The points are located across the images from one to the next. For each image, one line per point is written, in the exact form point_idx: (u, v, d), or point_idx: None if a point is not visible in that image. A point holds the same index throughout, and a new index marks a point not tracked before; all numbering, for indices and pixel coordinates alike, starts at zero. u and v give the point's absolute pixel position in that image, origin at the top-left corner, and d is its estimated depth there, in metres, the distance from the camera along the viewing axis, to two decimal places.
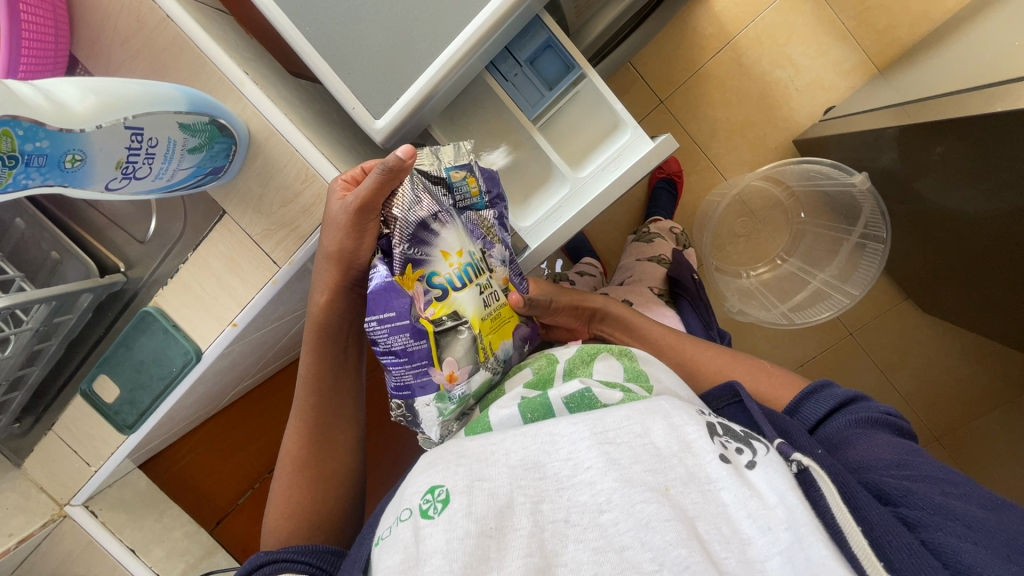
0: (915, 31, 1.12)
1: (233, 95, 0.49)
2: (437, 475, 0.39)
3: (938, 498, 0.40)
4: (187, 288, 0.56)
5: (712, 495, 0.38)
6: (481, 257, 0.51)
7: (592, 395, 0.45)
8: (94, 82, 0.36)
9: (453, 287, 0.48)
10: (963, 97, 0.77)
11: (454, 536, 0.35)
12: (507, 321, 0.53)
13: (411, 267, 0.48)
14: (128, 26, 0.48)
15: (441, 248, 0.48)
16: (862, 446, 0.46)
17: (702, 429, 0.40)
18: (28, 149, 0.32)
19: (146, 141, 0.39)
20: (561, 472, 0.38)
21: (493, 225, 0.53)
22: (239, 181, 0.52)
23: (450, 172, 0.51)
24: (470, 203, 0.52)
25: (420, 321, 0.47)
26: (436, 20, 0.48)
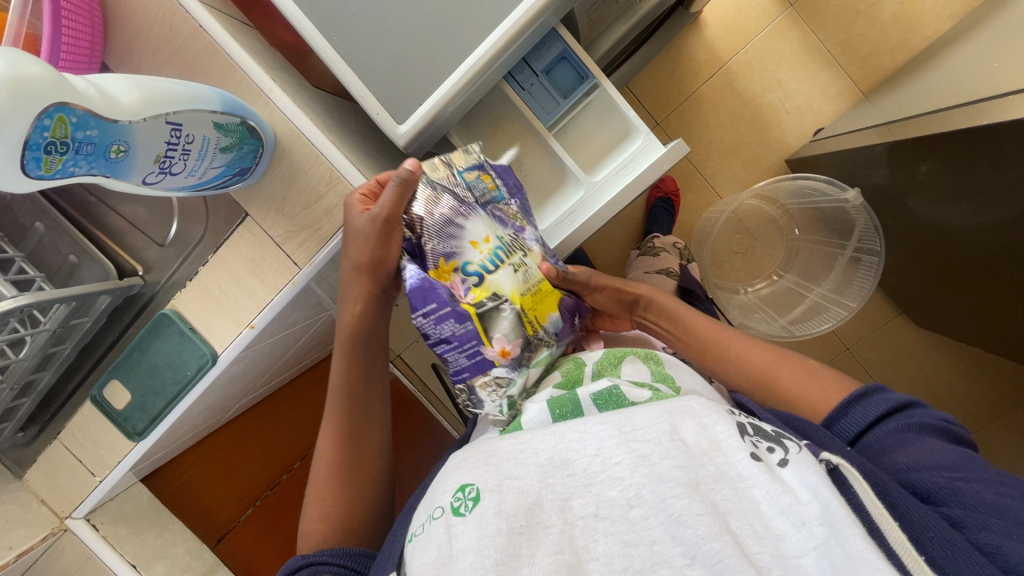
0: (896, 59, 1.19)
1: (261, 100, 0.50)
2: (466, 474, 0.39)
3: (988, 497, 0.40)
4: (205, 291, 0.57)
5: (744, 492, 0.37)
6: (516, 238, 0.52)
7: (620, 392, 0.46)
8: (140, 79, 0.37)
9: (488, 271, 0.50)
10: (948, 115, 0.81)
11: (485, 533, 0.35)
12: (549, 293, 0.53)
13: (445, 261, 0.51)
14: (161, 36, 0.50)
15: (469, 239, 0.51)
16: (910, 450, 0.46)
17: (732, 429, 0.40)
18: (79, 136, 0.33)
19: (184, 137, 0.40)
20: (589, 468, 0.38)
21: (519, 213, 0.54)
22: (262, 184, 0.53)
23: (464, 172, 0.52)
24: (491, 197, 0.53)
25: (462, 305, 0.49)
26: (460, 31, 0.50)
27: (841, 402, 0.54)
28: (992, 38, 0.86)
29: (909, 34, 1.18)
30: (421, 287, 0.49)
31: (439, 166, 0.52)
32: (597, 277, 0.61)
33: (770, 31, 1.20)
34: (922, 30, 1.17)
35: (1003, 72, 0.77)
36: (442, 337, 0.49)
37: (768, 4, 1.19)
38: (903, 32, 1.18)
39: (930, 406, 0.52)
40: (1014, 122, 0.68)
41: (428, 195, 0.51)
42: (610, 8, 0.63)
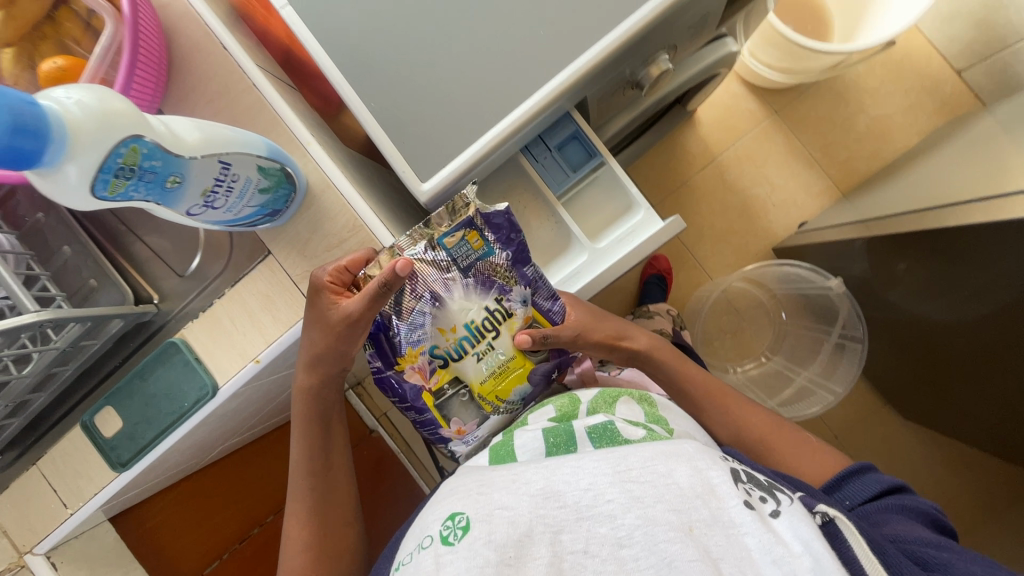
0: (871, 165, 1.31)
1: (299, 152, 0.55)
2: (457, 505, 0.40)
3: (980, 574, 0.40)
4: (217, 323, 0.58)
5: (736, 538, 0.37)
6: (490, 314, 0.57)
7: (614, 428, 0.48)
8: (204, 123, 0.41)
9: (452, 358, 0.58)
10: (920, 215, 0.89)
11: (473, 563, 0.35)
12: (515, 371, 0.59)
13: (411, 349, 0.56)
14: (217, 90, 0.56)
15: (437, 327, 0.56)
16: (903, 524, 0.47)
17: (726, 476, 0.41)
18: (146, 165, 0.36)
19: (231, 176, 0.44)
20: (580, 501, 0.39)
21: (507, 266, 0.55)
22: (289, 226, 0.57)
23: (447, 237, 0.53)
24: (478, 254, 0.55)
25: (424, 393, 0.58)
26: (486, 108, 0.56)
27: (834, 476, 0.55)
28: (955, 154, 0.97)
29: (882, 146, 1.31)
30: (386, 377, 0.57)
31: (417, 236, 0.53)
32: (584, 335, 0.60)
33: (758, 133, 1.32)
34: (893, 143, 1.31)
35: (965, 184, 0.86)
36: (409, 412, 0.59)
37: (755, 110, 1.32)
38: (876, 143, 1.31)
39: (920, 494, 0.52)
40: (977, 225, 0.75)
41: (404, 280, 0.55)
42: (618, 101, 0.71)
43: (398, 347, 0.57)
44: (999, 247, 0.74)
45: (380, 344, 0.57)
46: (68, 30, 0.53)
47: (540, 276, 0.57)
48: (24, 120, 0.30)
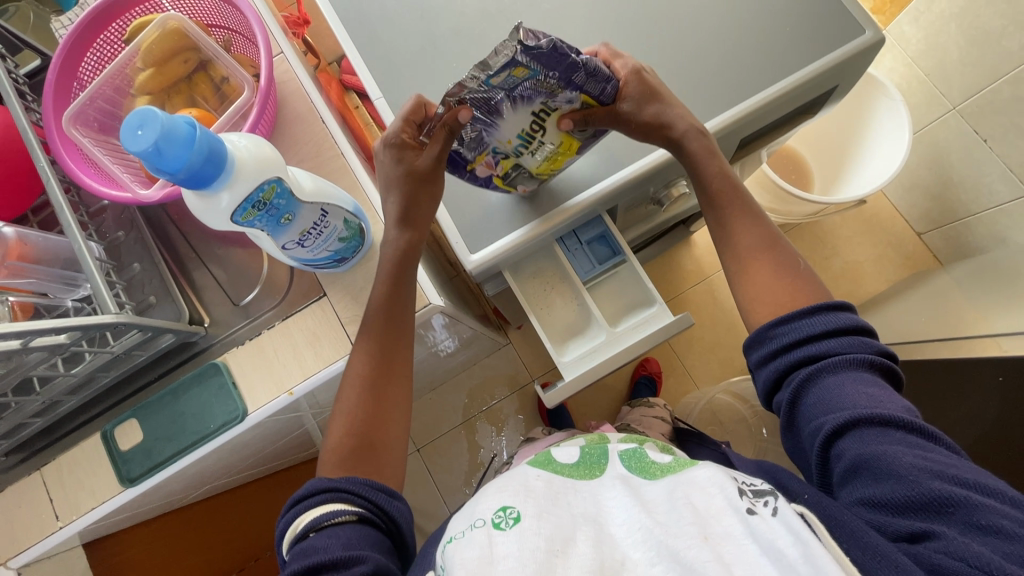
0: (845, 302, 1.49)
1: (370, 213, 0.64)
2: (507, 499, 0.49)
3: (946, 485, 0.42)
4: (260, 352, 0.62)
5: (741, 546, 0.42)
6: (541, 115, 0.54)
7: (642, 452, 0.58)
8: (315, 176, 0.50)
9: (514, 153, 0.57)
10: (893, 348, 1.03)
11: (525, 547, 0.44)
12: (567, 151, 0.60)
13: (476, 154, 0.57)
14: (309, 153, 0.66)
15: (497, 137, 0.55)
16: (867, 408, 0.48)
17: (728, 491, 0.46)
18: (275, 202, 0.44)
19: (324, 221, 0.52)
20: (617, 533, 0.47)
21: (556, 82, 0.51)
22: (348, 274, 0.63)
23: (491, 76, 0.47)
24: (527, 76, 0.49)
25: (494, 179, 0.61)
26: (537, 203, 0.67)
27: (801, 320, 0.55)
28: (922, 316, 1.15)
29: (855, 288, 1.50)
30: (467, 177, 0.61)
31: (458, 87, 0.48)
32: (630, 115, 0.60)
33: None
34: (864, 286, 1.50)
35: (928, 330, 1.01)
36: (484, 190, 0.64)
37: None
38: (849, 286, 1.50)
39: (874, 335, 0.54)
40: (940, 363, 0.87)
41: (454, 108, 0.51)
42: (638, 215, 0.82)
43: (463, 154, 0.57)
44: (961, 385, 0.83)
45: (452, 157, 0.58)
46: (201, 89, 0.64)
47: (579, 78, 0.52)
48: (213, 153, 0.39)
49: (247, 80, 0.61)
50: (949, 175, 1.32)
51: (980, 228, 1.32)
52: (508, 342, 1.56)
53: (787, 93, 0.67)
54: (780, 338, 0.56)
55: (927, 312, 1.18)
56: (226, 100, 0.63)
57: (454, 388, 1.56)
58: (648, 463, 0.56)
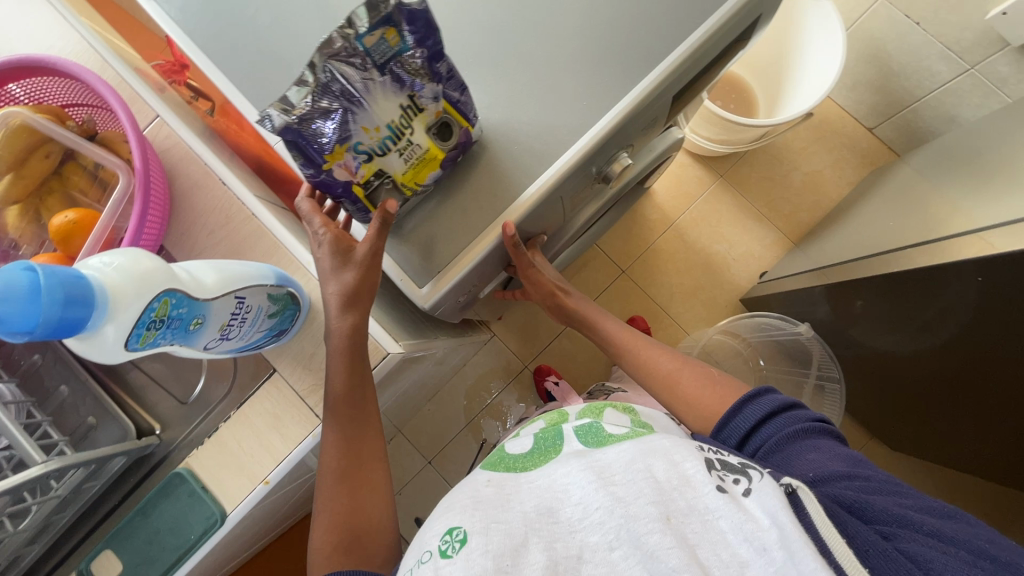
0: (813, 215, 1.49)
1: (300, 272, 0.59)
2: (454, 520, 0.47)
3: (896, 510, 0.48)
4: (222, 447, 0.58)
5: (710, 523, 0.45)
6: (405, 108, 0.51)
7: (598, 427, 0.60)
8: (222, 263, 0.45)
9: (377, 152, 0.52)
10: (870, 260, 1.02)
11: (472, 571, 0.41)
12: (430, 165, 0.56)
13: (336, 147, 0.50)
14: (217, 222, 0.61)
15: (361, 123, 0.49)
16: (812, 461, 0.56)
17: (699, 466, 0.50)
18: (173, 314, 0.40)
19: (246, 307, 0.47)
20: (573, 516, 0.47)
21: (423, 68, 0.50)
22: (293, 342, 0.59)
23: (363, 37, 0.46)
24: (393, 52, 0.48)
25: (353, 185, 0.54)
26: (474, 221, 0.63)
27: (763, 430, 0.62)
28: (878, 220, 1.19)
29: (820, 197, 1.49)
30: (318, 179, 0.53)
31: (335, 39, 0.45)
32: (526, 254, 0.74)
33: (707, 196, 1.51)
34: (828, 194, 1.49)
35: (900, 238, 1.03)
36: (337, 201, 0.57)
37: (702, 176, 1.51)
38: (814, 197, 1.50)
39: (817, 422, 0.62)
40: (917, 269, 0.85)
41: (317, 79, 0.47)
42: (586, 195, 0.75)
43: (320, 143, 0.50)
44: (940, 285, 0.82)
45: (302, 147, 0.50)
46: (76, 182, 0.57)
47: (448, 77, 0.52)
48: (73, 294, 0.34)
49: (121, 165, 0.55)
50: (889, 66, 1.27)
51: (928, 112, 1.30)
52: (493, 335, 1.54)
53: (710, 38, 0.62)
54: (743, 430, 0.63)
55: (894, 211, 1.17)
56: (107, 188, 0.57)
57: (451, 393, 1.53)
58: (604, 436, 0.58)
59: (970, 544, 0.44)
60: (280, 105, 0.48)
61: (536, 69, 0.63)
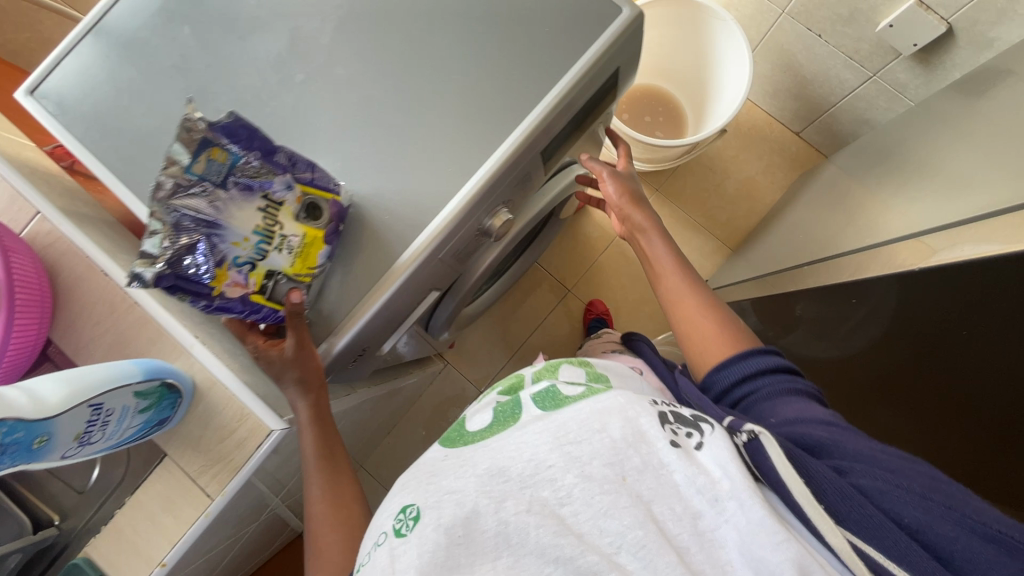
0: (749, 220, 1.52)
1: (183, 355, 0.61)
2: (407, 498, 0.49)
3: (865, 451, 0.53)
4: (119, 533, 0.60)
5: (664, 476, 0.48)
6: (267, 208, 0.52)
7: (555, 390, 0.58)
8: (69, 375, 0.48)
9: (259, 257, 0.52)
10: (802, 271, 1.06)
11: (425, 549, 0.43)
12: (315, 245, 0.56)
13: (217, 269, 0.50)
14: (102, 313, 0.63)
15: (228, 237, 0.50)
16: (789, 409, 0.63)
17: (653, 422, 0.51)
18: (5, 441, 0.43)
19: (103, 411, 0.49)
20: (524, 471, 0.48)
21: (264, 166, 0.51)
22: (182, 425, 0.60)
23: (191, 167, 0.47)
24: (228, 168, 0.49)
25: (251, 295, 0.53)
26: (355, 289, 0.64)
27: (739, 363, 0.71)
28: (799, 229, 1.23)
29: (755, 203, 1.52)
30: (215, 307, 0.52)
31: (164, 182, 0.47)
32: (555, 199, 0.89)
33: None
34: (762, 199, 1.52)
35: (819, 250, 1.05)
36: (246, 318, 0.55)
37: None
38: (749, 203, 1.53)
39: (799, 377, 0.70)
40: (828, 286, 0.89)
41: (165, 223, 0.48)
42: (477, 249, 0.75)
43: (200, 272, 0.49)
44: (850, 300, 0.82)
45: (186, 287, 0.50)
46: None
47: (287, 167, 0.54)
48: None
49: None
50: (801, 75, 1.31)
51: (845, 117, 1.33)
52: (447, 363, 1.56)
53: (577, 85, 0.64)
54: (723, 382, 0.72)
55: (815, 217, 1.20)
56: None
57: (410, 424, 1.55)
58: (560, 399, 0.55)
59: (929, 484, 0.48)
60: (145, 262, 0.48)
61: (404, 138, 0.65)
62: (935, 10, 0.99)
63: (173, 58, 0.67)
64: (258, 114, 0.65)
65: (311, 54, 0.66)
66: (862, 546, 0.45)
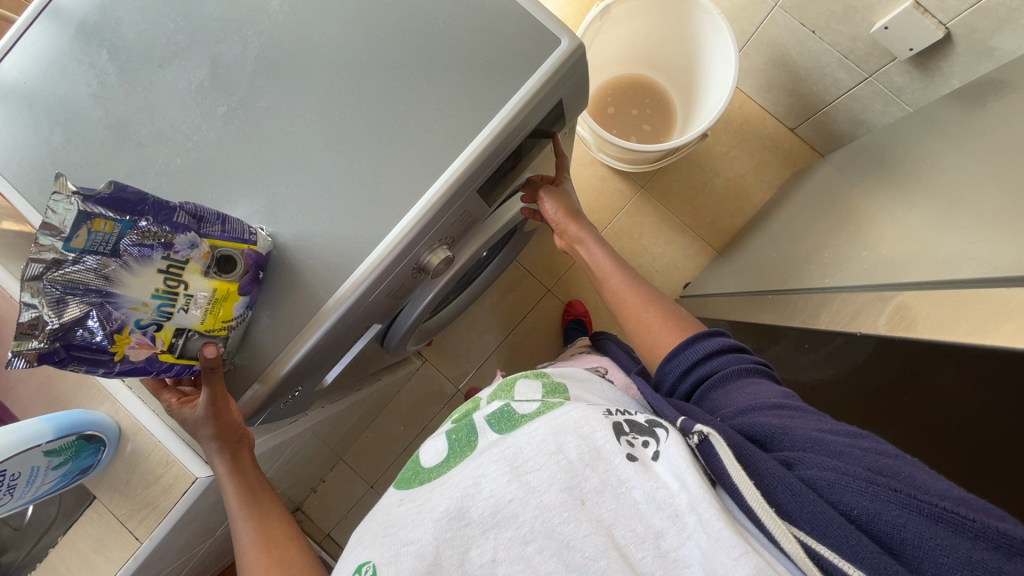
0: (736, 221, 1.46)
1: (109, 400, 0.62)
2: (362, 555, 0.46)
3: (813, 434, 0.53)
4: (54, 571, 0.61)
5: (625, 496, 0.47)
6: (168, 269, 0.51)
7: (509, 410, 0.57)
8: None
9: (163, 317, 0.52)
10: (768, 301, 0.99)
11: None
12: (227, 298, 0.55)
13: (115, 336, 0.49)
14: None
15: (125, 304, 0.49)
16: (741, 397, 0.62)
17: (608, 434, 0.51)
18: None
19: (9, 475, 0.53)
20: (484, 510, 0.47)
21: (159, 228, 0.50)
22: (110, 469, 0.61)
23: (72, 240, 0.46)
24: (116, 235, 0.48)
25: (159, 355, 0.53)
26: (279, 333, 0.61)
27: (688, 346, 0.71)
28: (781, 238, 1.17)
29: (744, 202, 1.46)
30: (120, 371, 0.52)
31: (42, 259, 0.45)
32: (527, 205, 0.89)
33: (629, 208, 1.48)
34: (751, 198, 1.46)
35: (795, 269, 1.00)
36: (158, 374, 0.55)
37: (623, 187, 1.48)
38: (737, 202, 1.46)
39: (747, 354, 0.70)
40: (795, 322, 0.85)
41: (48, 299, 0.46)
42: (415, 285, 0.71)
43: (96, 342, 0.49)
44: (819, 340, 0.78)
45: (85, 357, 0.49)
46: None
47: (189, 226, 0.52)
48: None
49: None
50: (795, 71, 1.24)
51: (839, 116, 1.26)
52: (424, 361, 1.56)
53: (538, 93, 0.61)
54: (674, 369, 0.71)
55: (797, 228, 1.15)
56: None
57: (388, 419, 1.56)
58: (516, 419, 0.55)
59: (870, 462, 0.48)
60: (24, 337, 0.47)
61: (329, 176, 0.61)
62: (933, 15, 0.93)
63: (91, 87, 0.63)
64: (177, 148, 0.62)
65: (234, 84, 0.62)
66: (813, 545, 0.44)
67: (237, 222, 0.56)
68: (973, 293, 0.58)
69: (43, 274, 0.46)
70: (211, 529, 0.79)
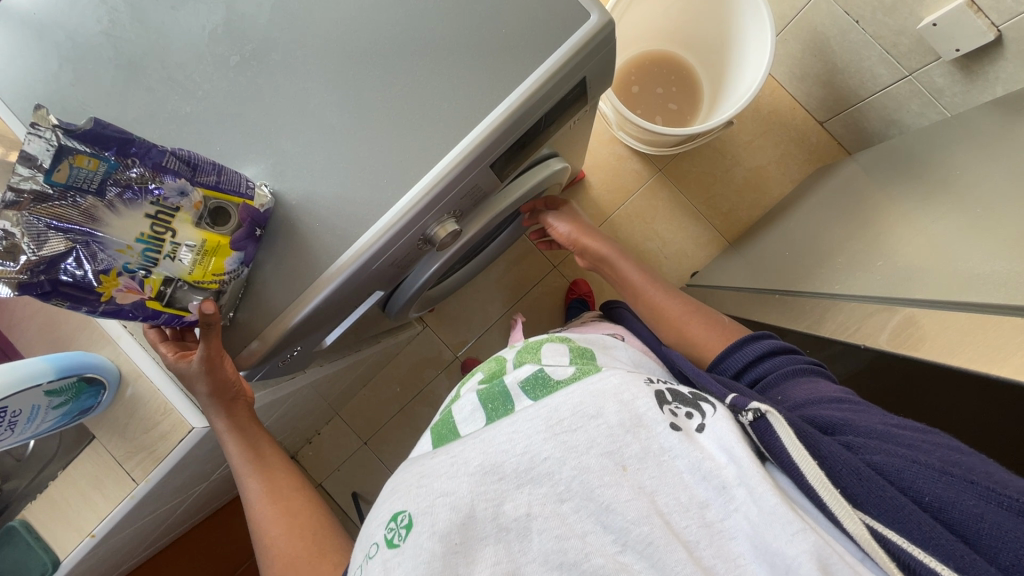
0: (752, 213, 1.43)
1: (111, 345, 0.63)
2: (398, 505, 0.46)
3: (878, 425, 0.53)
4: (53, 503, 0.63)
5: (667, 465, 0.48)
6: (156, 215, 0.52)
7: (543, 376, 0.56)
8: None
9: (150, 263, 0.53)
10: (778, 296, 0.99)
11: (419, 558, 0.42)
12: (217, 250, 0.56)
13: (100, 277, 0.50)
14: None
15: (109, 246, 0.50)
16: (799, 390, 0.63)
17: (651, 404, 0.51)
18: None
19: (9, 412, 0.53)
20: (519, 466, 0.47)
21: (145, 172, 0.50)
22: (109, 410, 0.62)
23: (53, 175, 0.46)
24: (100, 175, 0.48)
25: (147, 300, 0.54)
26: (283, 293, 0.60)
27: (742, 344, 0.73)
28: (797, 235, 1.15)
29: (762, 195, 1.43)
30: (105, 312, 0.52)
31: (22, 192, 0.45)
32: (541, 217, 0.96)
33: (644, 191, 1.45)
34: (771, 191, 1.42)
35: (805, 271, 0.99)
36: (144, 322, 0.56)
37: (641, 169, 1.44)
38: (756, 194, 1.43)
39: (802, 353, 0.70)
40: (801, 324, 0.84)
41: (27, 233, 0.46)
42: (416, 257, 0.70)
43: (84, 281, 0.50)
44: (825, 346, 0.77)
45: (70, 295, 0.50)
46: None
47: (183, 172, 0.52)
48: None
49: None
50: (833, 62, 1.19)
51: (872, 114, 1.21)
52: (425, 326, 1.56)
53: (571, 63, 0.58)
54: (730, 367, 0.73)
55: (814, 226, 1.12)
56: None
57: (385, 380, 1.59)
58: (552, 385, 0.54)
59: (942, 455, 0.48)
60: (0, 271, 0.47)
61: (341, 138, 0.60)
62: (987, 16, 0.88)
63: (101, 23, 0.61)
64: (186, 97, 0.60)
65: (248, 34, 0.60)
66: (881, 529, 0.44)
67: (233, 174, 0.56)
68: (985, 317, 0.58)
69: (22, 205, 0.46)
70: (205, 473, 0.82)
